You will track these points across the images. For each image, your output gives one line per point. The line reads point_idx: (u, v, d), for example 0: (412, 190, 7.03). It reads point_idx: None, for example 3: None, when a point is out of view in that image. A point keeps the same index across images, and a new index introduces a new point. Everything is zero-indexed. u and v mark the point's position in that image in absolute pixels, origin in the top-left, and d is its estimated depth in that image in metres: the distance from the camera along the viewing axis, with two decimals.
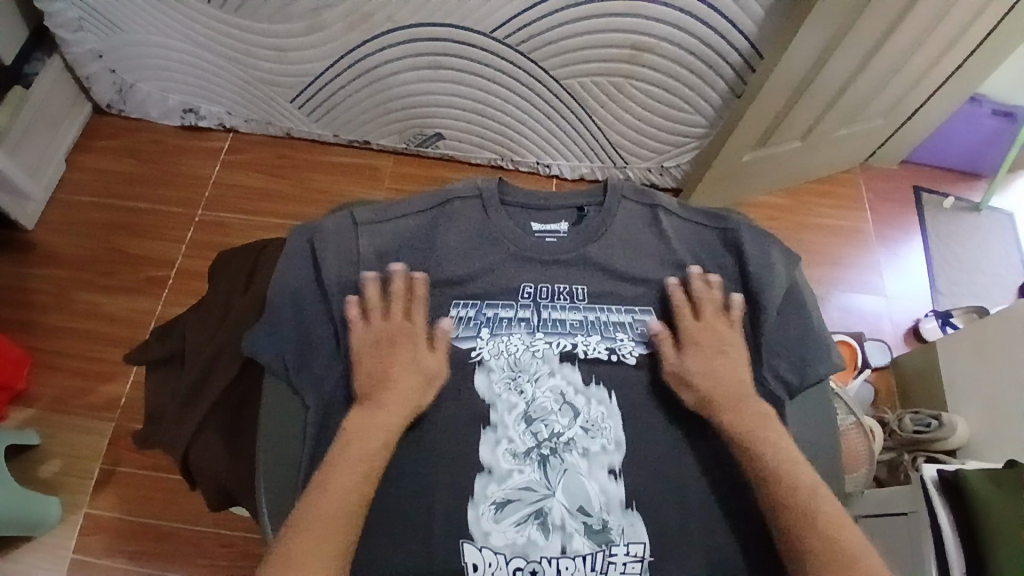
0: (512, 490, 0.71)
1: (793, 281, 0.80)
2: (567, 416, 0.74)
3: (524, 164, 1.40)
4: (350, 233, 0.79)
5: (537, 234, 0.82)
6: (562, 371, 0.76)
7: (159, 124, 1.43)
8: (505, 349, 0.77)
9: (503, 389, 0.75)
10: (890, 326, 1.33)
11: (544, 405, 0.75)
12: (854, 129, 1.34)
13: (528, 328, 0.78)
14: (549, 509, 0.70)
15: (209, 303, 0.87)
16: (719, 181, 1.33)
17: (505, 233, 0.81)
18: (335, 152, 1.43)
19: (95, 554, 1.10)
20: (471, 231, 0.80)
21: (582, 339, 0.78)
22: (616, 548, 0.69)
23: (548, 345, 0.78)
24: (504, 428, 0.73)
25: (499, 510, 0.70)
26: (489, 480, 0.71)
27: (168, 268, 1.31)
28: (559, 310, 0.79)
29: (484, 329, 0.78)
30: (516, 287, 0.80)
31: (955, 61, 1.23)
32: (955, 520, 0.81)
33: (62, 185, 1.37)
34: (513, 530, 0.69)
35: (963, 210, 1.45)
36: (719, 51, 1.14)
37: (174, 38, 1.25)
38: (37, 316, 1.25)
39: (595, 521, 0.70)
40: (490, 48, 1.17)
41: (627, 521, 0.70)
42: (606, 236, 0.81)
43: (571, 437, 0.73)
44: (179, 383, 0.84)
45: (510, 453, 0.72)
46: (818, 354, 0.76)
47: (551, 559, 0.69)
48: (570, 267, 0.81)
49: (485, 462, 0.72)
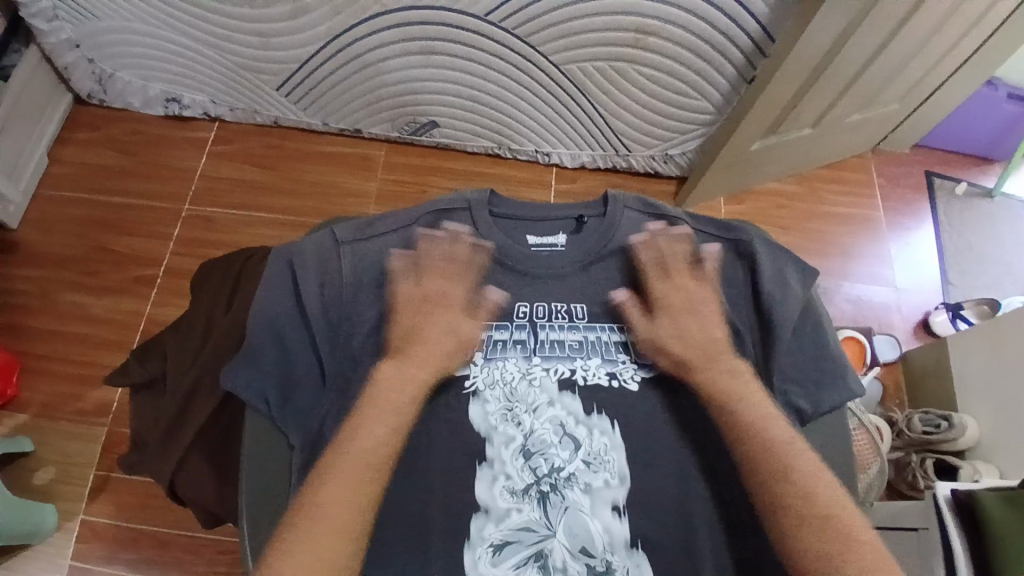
0: (510, 531, 0.68)
1: (808, 300, 0.77)
2: (568, 449, 0.72)
3: (523, 152, 1.35)
4: (332, 251, 0.75)
5: (533, 248, 0.79)
6: (561, 400, 0.73)
7: (142, 114, 1.37)
8: (500, 379, 0.74)
9: (499, 420, 0.73)
10: (899, 319, 1.30)
11: (542, 438, 0.72)
12: (868, 114, 1.28)
13: (524, 352, 0.76)
14: (550, 551, 0.68)
15: (192, 324, 0.84)
16: (727, 169, 1.28)
17: (501, 249, 0.78)
18: (325, 141, 1.38)
19: (92, 562, 1.08)
20: (458, 245, 0.77)
21: (581, 364, 0.75)
22: None
23: (545, 373, 0.75)
24: (500, 464, 0.71)
25: (498, 553, 0.67)
26: (486, 521, 0.69)
27: (155, 266, 1.26)
28: (557, 332, 0.76)
29: (477, 354, 0.75)
30: (511, 305, 0.77)
31: (976, 42, 1.17)
32: (969, 544, 0.79)
33: (44, 180, 1.32)
34: (513, 573, 0.67)
35: (976, 196, 1.40)
36: (729, 34, 1.08)
37: (151, 25, 1.18)
38: (23, 318, 1.22)
39: (598, 562, 0.68)
40: (485, 32, 1.11)
41: (632, 562, 0.68)
42: (609, 250, 0.78)
43: (572, 472, 0.71)
44: (164, 408, 0.81)
45: (508, 491, 0.70)
46: (832, 380, 0.73)
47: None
48: (569, 283, 0.78)
49: (482, 501, 0.70)
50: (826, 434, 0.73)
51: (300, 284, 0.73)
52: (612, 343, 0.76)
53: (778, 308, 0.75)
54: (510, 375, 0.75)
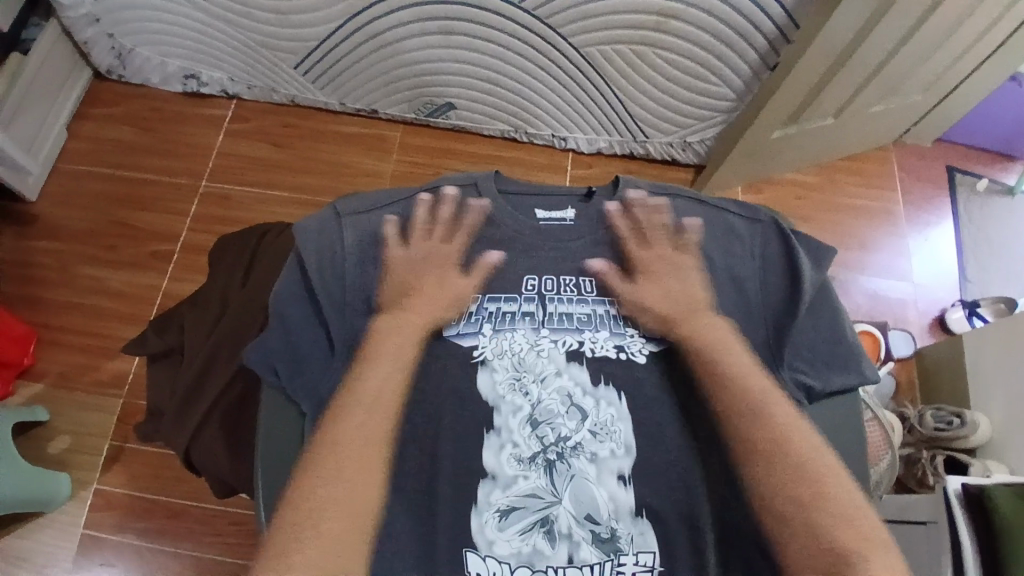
0: (517, 497, 0.65)
1: (822, 283, 0.73)
2: (575, 418, 0.67)
3: (539, 137, 1.34)
4: (333, 225, 0.73)
5: (543, 221, 0.76)
6: (568, 372, 0.69)
7: (159, 90, 1.38)
8: (508, 349, 0.70)
9: (507, 390, 0.68)
10: (914, 315, 1.28)
11: (550, 408, 0.68)
12: (890, 105, 1.26)
13: (532, 324, 0.71)
14: (555, 517, 0.65)
15: (209, 297, 0.85)
16: (746, 158, 1.27)
17: (505, 218, 0.75)
18: (342, 121, 1.38)
19: (105, 532, 1.10)
20: (460, 215, 0.75)
21: (589, 337, 0.71)
22: (625, 557, 0.64)
23: (553, 345, 0.70)
24: (507, 432, 0.67)
25: (504, 519, 0.64)
26: (493, 487, 0.65)
27: (172, 241, 1.27)
28: (565, 304, 0.72)
29: (486, 325, 0.71)
30: (519, 279, 0.73)
31: (1003, 35, 1.15)
32: (978, 537, 0.78)
33: (63, 154, 1.33)
34: (519, 538, 0.64)
35: (997, 192, 1.38)
36: (751, 20, 1.07)
37: (171, 0, 1.18)
38: (40, 291, 1.23)
39: (603, 530, 0.64)
40: (505, 13, 1.10)
41: (636, 530, 0.64)
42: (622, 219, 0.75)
43: (578, 442, 0.67)
44: (181, 380, 0.81)
45: (515, 458, 0.66)
46: (844, 364, 0.70)
47: (557, 568, 0.64)
48: (580, 257, 0.75)
49: (488, 468, 0.66)
50: (829, 414, 0.69)
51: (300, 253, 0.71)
52: (622, 317, 0.72)
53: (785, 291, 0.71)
54: (517, 346, 0.70)
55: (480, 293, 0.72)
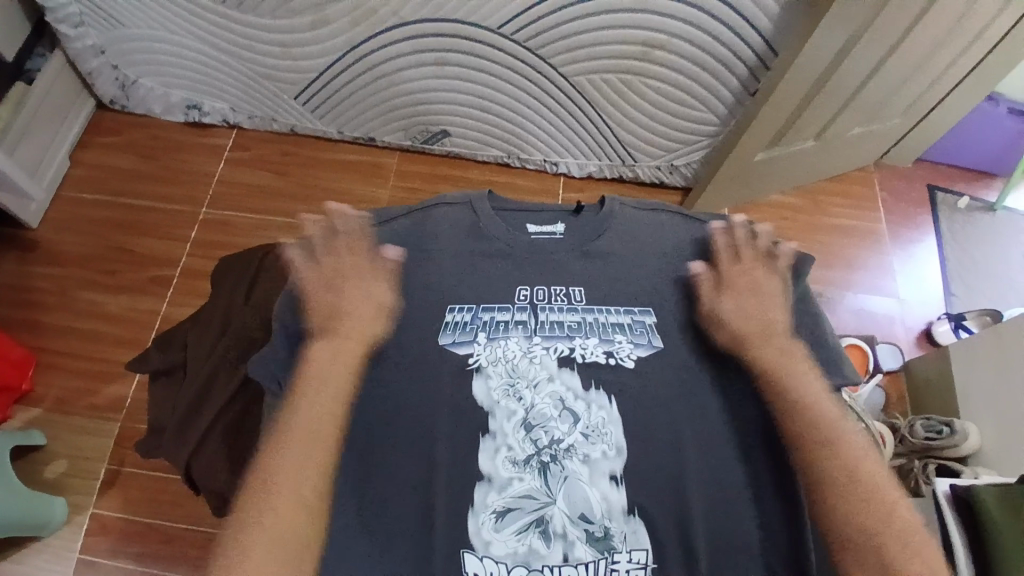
0: (512, 498, 0.66)
1: (801, 294, 0.77)
2: (567, 421, 0.69)
3: (532, 162, 1.38)
4: (339, 238, 0.76)
5: (533, 235, 0.79)
6: (560, 377, 0.71)
7: (161, 120, 1.42)
8: (502, 356, 0.72)
9: (501, 396, 0.70)
10: (902, 330, 1.31)
11: (543, 411, 0.70)
12: (871, 127, 1.31)
13: (525, 332, 0.74)
14: (550, 517, 0.66)
15: (210, 314, 0.87)
16: (732, 181, 1.31)
17: (497, 234, 0.78)
18: (339, 149, 1.42)
19: (100, 556, 1.09)
20: (456, 231, 0.78)
21: (580, 343, 0.73)
22: (619, 555, 0.65)
23: (545, 351, 0.73)
24: (503, 436, 0.69)
25: (500, 519, 0.66)
26: (489, 489, 0.67)
27: (171, 267, 1.30)
28: (556, 313, 0.75)
29: (480, 334, 0.73)
30: (511, 290, 0.76)
31: (975, 58, 1.19)
32: (969, 539, 0.80)
33: (65, 181, 1.36)
34: (516, 538, 0.66)
35: (978, 210, 1.42)
36: (732, 48, 1.11)
37: (175, 33, 1.23)
38: (41, 315, 1.25)
39: (597, 529, 0.66)
40: (497, 44, 1.15)
41: (629, 528, 0.66)
42: (609, 233, 0.78)
43: (571, 444, 0.68)
44: (182, 394, 0.83)
45: (510, 461, 0.68)
46: (827, 366, 0.73)
47: (553, 568, 0.65)
48: (569, 269, 0.77)
49: (484, 471, 0.67)
50: None
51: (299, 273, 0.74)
52: (611, 324, 0.74)
53: (776, 300, 0.75)
54: (511, 353, 0.72)
55: (475, 303, 0.75)
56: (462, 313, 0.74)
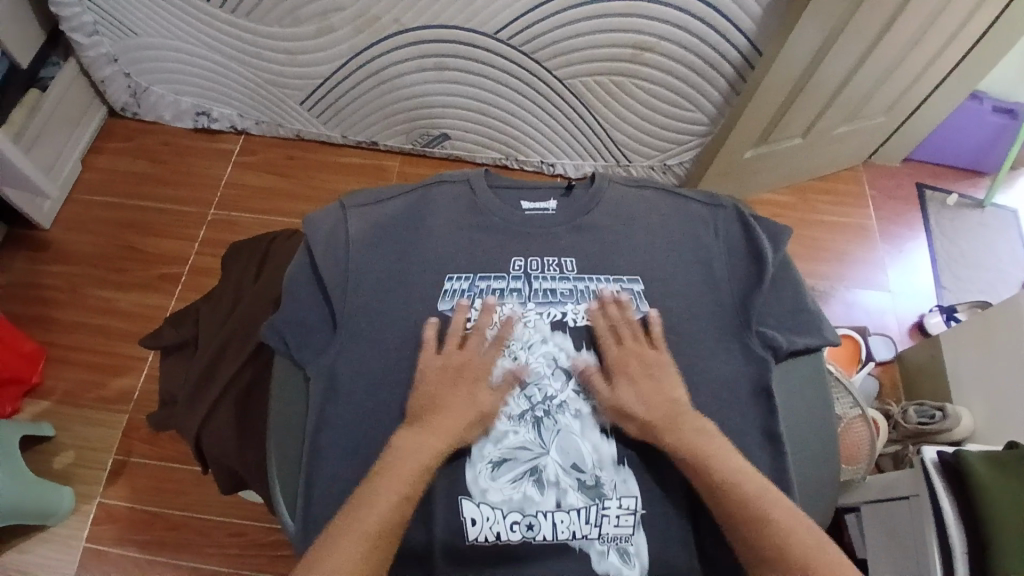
0: (508, 449, 0.70)
1: (782, 260, 0.80)
2: (560, 379, 0.73)
3: (529, 163, 1.43)
4: (340, 216, 0.80)
5: (527, 212, 0.81)
6: (553, 340, 0.75)
7: (172, 127, 1.47)
8: (498, 321, 0.75)
9: (497, 356, 0.74)
10: (894, 322, 1.34)
11: (536, 369, 0.73)
12: (856, 125, 1.35)
13: (520, 299, 0.76)
14: (543, 467, 0.70)
15: (220, 293, 0.92)
16: (723, 178, 1.35)
17: (494, 210, 0.80)
18: (345, 153, 1.47)
19: (106, 544, 1.11)
20: (455, 209, 0.81)
21: (571, 309, 0.76)
22: (608, 501, 0.69)
23: (539, 316, 0.76)
24: (499, 393, 0.72)
25: (496, 469, 0.69)
26: (486, 441, 0.70)
27: (180, 265, 1.34)
28: (549, 281, 0.77)
29: (477, 300, 0.76)
30: (506, 261, 0.78)
31: (956, 56, 1.24)
32: (959, 506, 0.82)
33: (78, 185, 1.41)
34: (511, 486, 0.69)
35: (967, 207, 1.46)
36: (719, 50, 1.16)
37: (186, 42, 1.28)
38: (52, 312, 1.28)
39: (588, 477, 0.69)
40: (494, 49, 1.19)
41: (619, 477, 0.70)
42: (598, 208, 0.81)
43: (563, 400, 0.72)
44: (193, 366, 0.87)
45: (505, 415, 0.71)
46: (807, 328, 0.76)
47: (546, 513, 0.68)
48: (563, 241, 0.80)
49: (482, 424, 0.71)
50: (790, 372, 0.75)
51: (309, 242, 0.77)
52: (600, 291, 0.77)
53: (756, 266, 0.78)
54: (507, 317, 0.76)
55: (472, 272, 0.77)
56: (460, 282, 0.77)
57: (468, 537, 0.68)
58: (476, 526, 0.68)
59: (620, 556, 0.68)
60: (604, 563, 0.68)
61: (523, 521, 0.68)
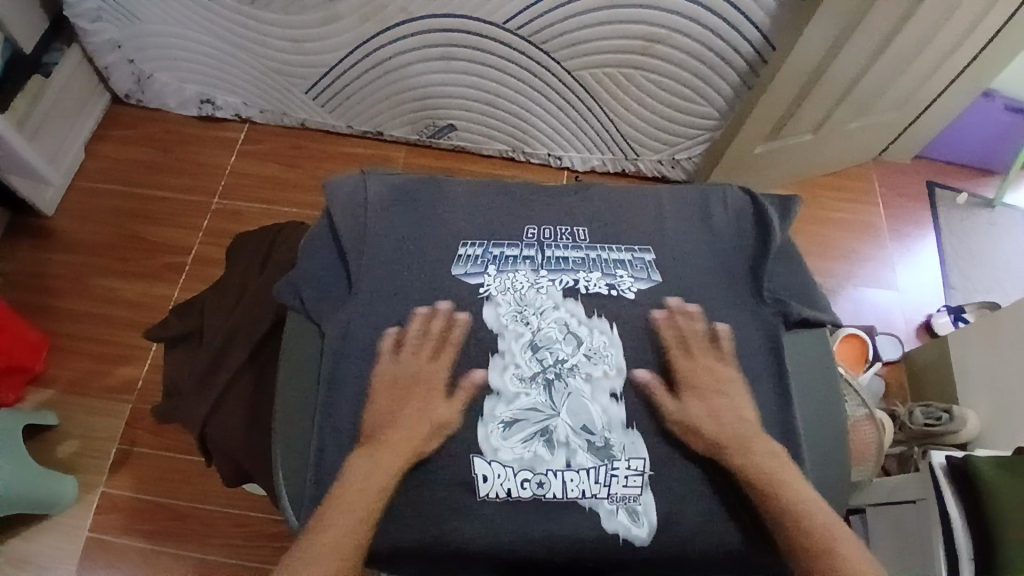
0: (519, 410, 0.68)
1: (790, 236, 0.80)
2: (572, 344, 0.71)
3: (536, 156, 1.41)
4: (359, 180, 0.81)
5: (540, 187, 0.84)
6: (565, 306, 0.73)
7: (175, 114, 1.46)
8: (511, 286, 0.74)
9: (510, 320, 0.72)
10: (901, 322, 1.33)
11: (549, 334, 0.72)
12: (867, 123, 1.34)
13: (533, 266, 0.76)
14: (554, 428, 0.68)
15: (226, 285, 0.91)
16: (731, 173, 1.34)
17: (509, 188, 0.83)
18: (349, 142, 1.45)
19: (109, 534, 1.10)
20: (470, 184, 0.82)
21: (584, 276, 0.75)
22: (617, 462, 0.68)
23: (551, 283, 0.75)
24: (511, 355, 0.70)
25: (507, 428, 0.68)
26: (497, 402, 0.69)
27: (184, 254, 1.33)
28: (562, 249, 0.77)
29: (490, 266, 0.75)
30: (521, 228, 0.78)
31: (969, 54, 1.22)
32: (966, 512, 0.81)
33: (81, 172, 1.39)
34: (522, 445, 0.68)
35: (977, 206, 1.44)
36: (731, 43, 1.14)
37: (192, 28, 1.27)
38: (55, 300, 1.27)
39: (598, 439, 0.68)
40: (503, 39, 1.17)
41: (627, 439, 0.68)
42: (609, 189, 0.84)
43: (575, 363, 0.70)
44: (198, 358, 0.86)
45: (517, 377, 0.69)
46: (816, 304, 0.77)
47: (557, 472, 0.67)
48: (576, 222, 0.80)
49: (493, 385, 0.69)
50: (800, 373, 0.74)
51: (327, 205, 0.78)
52: (612, 260, 0.76)
53: (770, 234, 0.77)
54: (519, 284, 0.74)
55: (486, 239, 0.77)
56: (474, 248, 0.76)
57: (479, 493, 0.67)
58: (487, 482, 0.67)
59: (629, 515, 0.67)
60: (613, 522, 0.67)
61: (533, 479, 0.67)
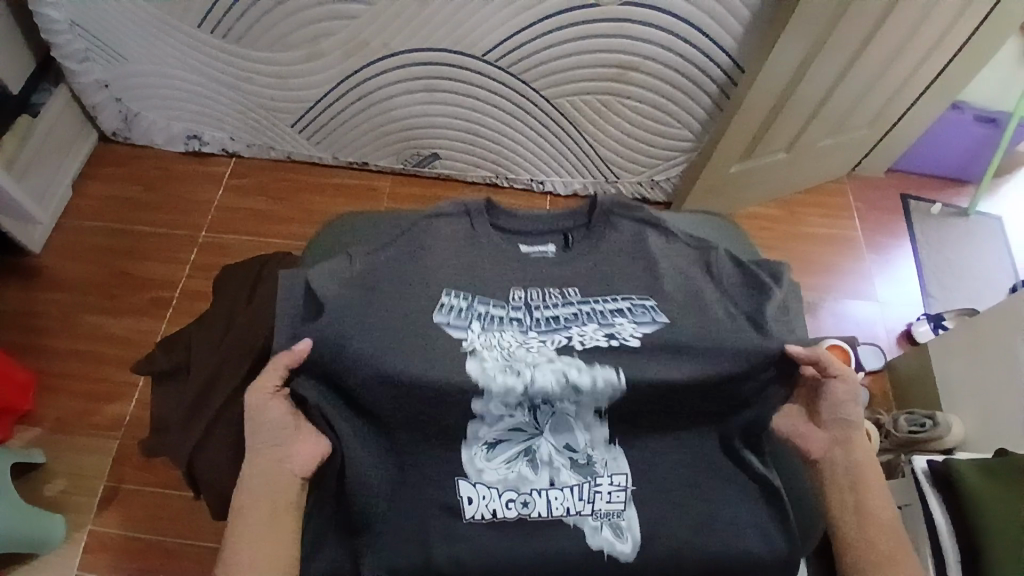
0: (503, 431, 0.71)
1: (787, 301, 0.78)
2: (568, 391, 0.71)
3: (519, 182, 1.44)
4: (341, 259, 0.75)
5: (527, 254, 0.80)
6: (558, 362, 0.72)
7: (162, 150, 1.48)
8: (498, 343, 0.73)
9: (498, 372, 0.70)
10: (883, 332, 1.35)
11: (545, 386, 0.71)
12: (839, 139, 1.38)
13: (521, 327, 0.75)
14: (537, 447, 0.72)
15: (212, 317, 0.93)
16: (710, 192, 1.37)
17: (498, 250, 0.79)
18: (335, 173, 1.48)
19: (99, 573, 1.10)
20: (456, 245, 0.78)
21: (578, 331, 0.74)
22: (600, 479, 0.71)
23: (542, 343, 0.74)
24: (496, 395, 0.70)
25: (491, 450, 0.71)
26: (481, 424, 0.71)
27: (171, 289, 1.34)
28: (551, 309, 0.76)
29: (475, 322, 0.73)
30: (506, 292, 0.77)
31: (935, 69, 1.26)
32: (949, 512, 0.83)
33: (68, 211, 1.41)
34: (506, 466, 0.71)
35: (952, 216, 1.48)
36: (703, 68, 1.18)
37: (179, 68, 1.30)
38: (44, 339, 1.28)
39: (580, 456, 0.72)
40: (482, 70, 1.21)
41: (610, 456, 0.72)
42: (601, 244, 0.80)
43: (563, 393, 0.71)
44: (186, 390, 0.87)
45: (503, 403, 0.70)
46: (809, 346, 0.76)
47: (541, 490, 0.71)
48: (562, 269, 0.79)
49: (477, 410, 0.70)
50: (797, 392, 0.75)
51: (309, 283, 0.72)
52: (608, 310, 0.76)
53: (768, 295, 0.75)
54: (506, 342, 0.73)
55: (470, 294, 0.75)
56: (458, 299, 0.74)
57: (465, 515, 0.70)
58: (472, 504, 0.70)
59: (612, 531, 0.70)
60: (597, 538, 0.70)
61: (518, 498, 0.71)
